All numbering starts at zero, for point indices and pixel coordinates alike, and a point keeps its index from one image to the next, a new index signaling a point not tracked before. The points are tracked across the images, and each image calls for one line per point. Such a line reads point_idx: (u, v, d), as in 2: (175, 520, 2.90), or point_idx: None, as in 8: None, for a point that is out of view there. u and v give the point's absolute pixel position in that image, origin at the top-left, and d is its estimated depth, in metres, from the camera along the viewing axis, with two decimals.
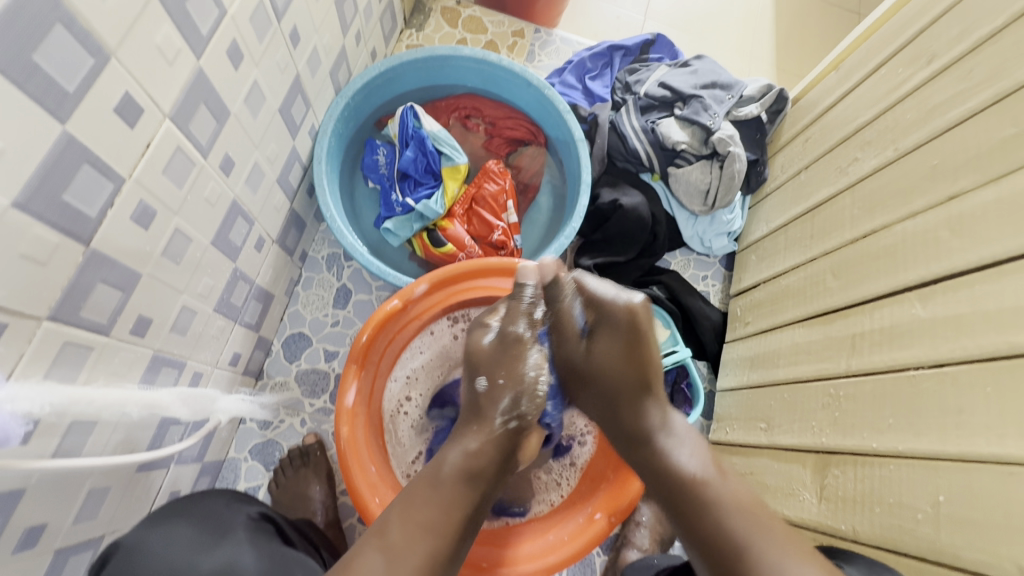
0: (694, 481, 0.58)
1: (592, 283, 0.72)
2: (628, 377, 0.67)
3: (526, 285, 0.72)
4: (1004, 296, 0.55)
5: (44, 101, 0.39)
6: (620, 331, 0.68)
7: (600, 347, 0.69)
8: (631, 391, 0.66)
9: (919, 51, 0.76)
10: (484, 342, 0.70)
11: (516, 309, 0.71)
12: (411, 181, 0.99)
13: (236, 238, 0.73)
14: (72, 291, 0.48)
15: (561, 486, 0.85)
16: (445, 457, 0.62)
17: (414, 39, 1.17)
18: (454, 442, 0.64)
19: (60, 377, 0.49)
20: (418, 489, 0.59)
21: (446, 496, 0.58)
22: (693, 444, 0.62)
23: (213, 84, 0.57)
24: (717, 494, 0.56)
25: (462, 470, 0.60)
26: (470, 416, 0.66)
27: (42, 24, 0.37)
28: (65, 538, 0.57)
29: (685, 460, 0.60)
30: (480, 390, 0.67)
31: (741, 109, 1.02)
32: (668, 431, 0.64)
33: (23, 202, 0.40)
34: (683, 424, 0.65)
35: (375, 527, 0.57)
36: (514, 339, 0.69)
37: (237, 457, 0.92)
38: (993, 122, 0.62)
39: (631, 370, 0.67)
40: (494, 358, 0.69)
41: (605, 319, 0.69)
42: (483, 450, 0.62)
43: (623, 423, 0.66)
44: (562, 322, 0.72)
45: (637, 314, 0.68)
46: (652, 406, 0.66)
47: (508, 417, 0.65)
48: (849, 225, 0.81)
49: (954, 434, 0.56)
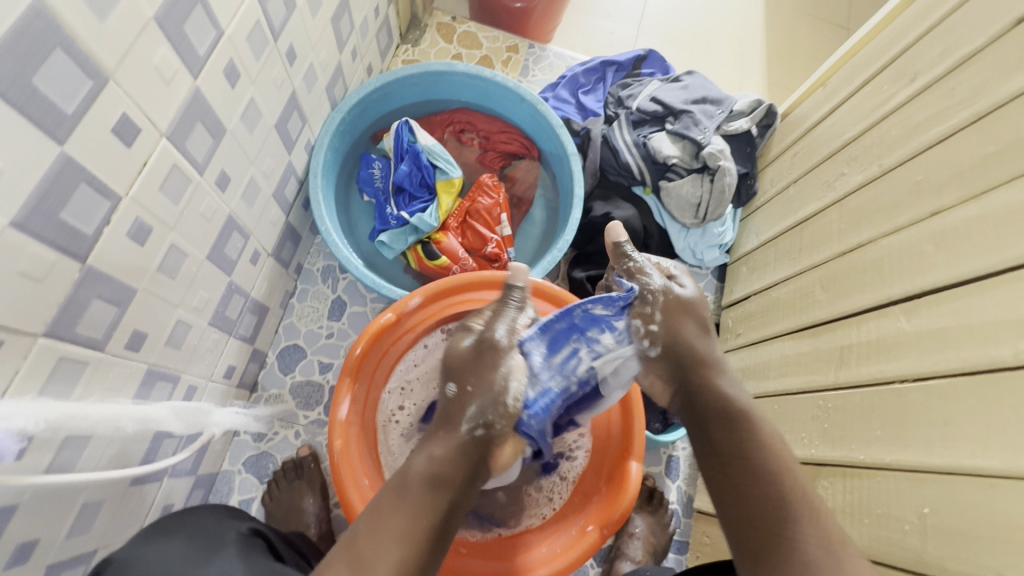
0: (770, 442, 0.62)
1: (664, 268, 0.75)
2: (696, 356, 0.69)
3: (515, 287, 0.75)
4: (986, 311, 0.56)
5: (44, 123, 0.40)
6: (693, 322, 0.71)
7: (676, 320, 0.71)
8: (701, 368, 0.69)
9: (903, 69, 0.77)
10: (463, 345, 0.71)
11: (499, 313, 0.73)
12: (406, 194, 1.00)
13: (232, 252, 0.74)
14: (69, 307, 0.48)
15: (553, 501, 0.85)
16: (411, 466, 0.62)
17: (410, 54, 1.19)
18: (421, 451, 0.64)
19: (55, 393, 0.50)
20: (384, 501, 0.59)
21: (413, 504, 0.58)
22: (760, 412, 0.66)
23: (211, 103, 0.59)
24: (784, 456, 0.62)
25: (428, 476, 0.61)
26: (440, 422, 0.67)
27: (43, 48, 0.38)
28: (57, 553, 0.57)
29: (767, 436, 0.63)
30: (450, 396, 0.68)
31: (731, 124, 1.03)
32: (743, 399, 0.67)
33: (22, 222, 0.41)
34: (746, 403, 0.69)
35: (342, 543, 0.56)
36: (490, 345, 0.69)
37: (231, 470, 0.92)
38: (974, 140, 0.63)
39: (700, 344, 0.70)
40: (467, 364, 0.69)
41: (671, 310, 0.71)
42: (447, 455, 0.63)
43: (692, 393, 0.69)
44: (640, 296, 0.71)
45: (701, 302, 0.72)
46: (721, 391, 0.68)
47: (474, 425, 0.65)
48: (837, 238, 0.82)
49: (939, 446, 0.57)
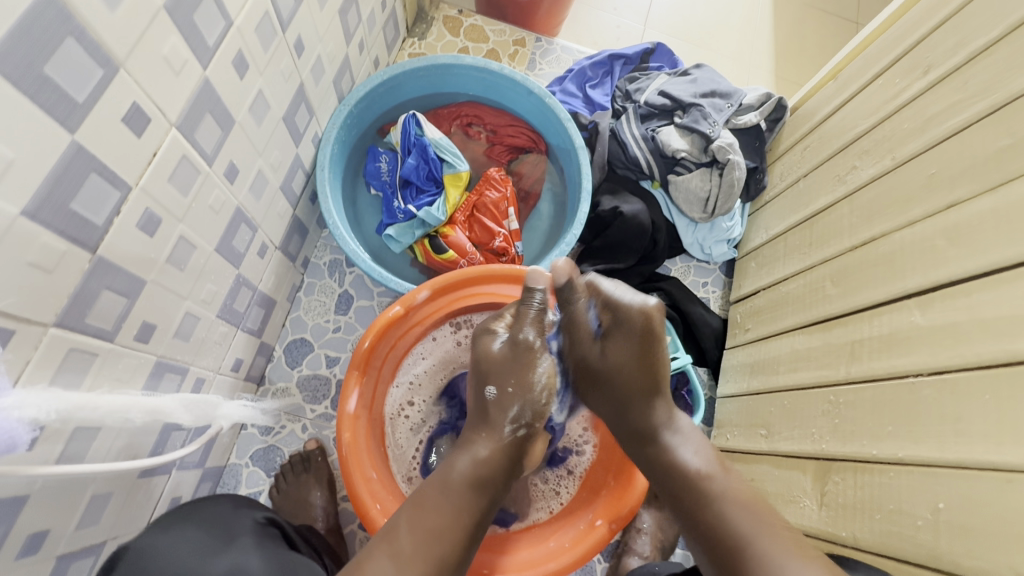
0: (697, 474, 0.60)
1: (607, 286, 0.71)
2: (639, 381, 0.68)
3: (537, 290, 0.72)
4: (1001, 304, 0.55)
5: (54, 112, 0.40)
6: (633, 334, 0.68)
7: (614, 350, 0.69)
8: (640, 393, 0.67)
9: (915, 62, 0.77)
10: (493, 349, 0.70)
11: (524, 315, 0.71)
12: (413, 188, 1.00)
13: (240, 245, 0.74)
14: (79, 297, 0.48)
15: (559, 494, 0.85)
16: (453, 465, 0.63)
17: (417, 47, 1.18)
18: (463, 450, 0.64)
19: (66, 383, 0.50)
20: (428, 493, 0.60)
21: (456, 501, 0.59)
22: (694, 440, 0.65)
23: (220, 94, 0.58)
24: (719, 487, 0.58)
25: (471, 477, 0.61)
26: (478, 421, 0.68)
27: (53, 36, 0.38)
28: (68, 544, 0.57)
29: (689, 457, 0.62)
30: (489, 397, 0.68)
31: (740, 117, 1.03)
32: (672, 428, 0.66)
33: (32, 211, 0.41)
34: (688, 424, 0.67)
35: (383, 533, 0.56)
36: (525, 348, 0.70)
37: (238, 463, 0.92)
38: (989, 132, 0.63)
39: (641, 371, 0.68)
40: (504, 364, 0.69)
41: (619, 320, 0.69)
42: (492, 456, 0.64)
43: (629, 423, 0.68)
44: (577, 323, 0.72)
45: (653, 320, 0.67)
46: (660, 408, 0.67)
47: (518, 425, 0.67)
48: (848, 232, 0.81)
49: (953, 442, 0.56)
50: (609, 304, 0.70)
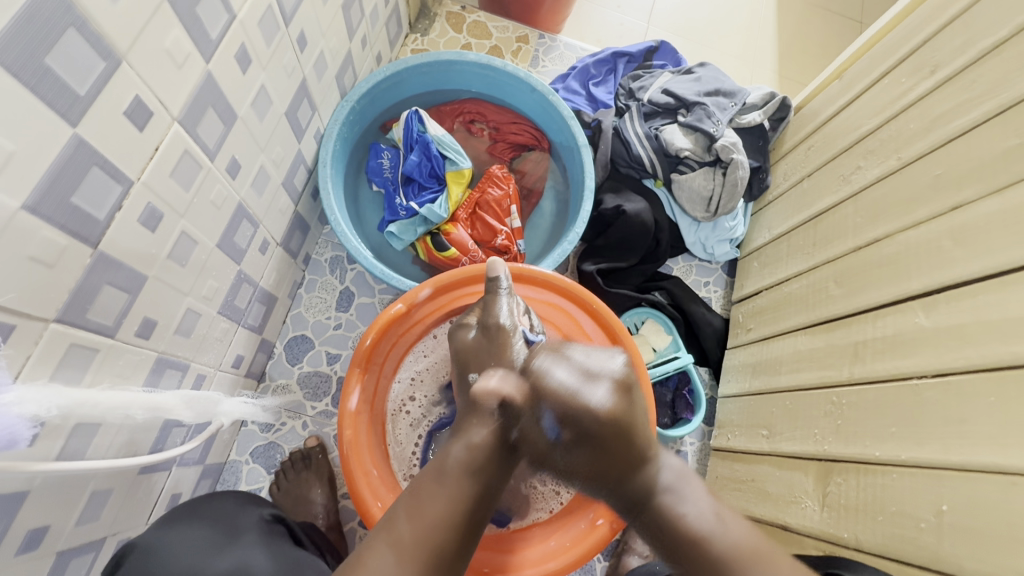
0: (695, 539, 0.53)
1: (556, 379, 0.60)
2: (618, 464, 0.56)
3: (499, 277, 0.76)
4: (1007, 306, 0.55)
5: (55, 105, 0.39)
6: (599, 439, 0.56)
7: (577, 456, 0.58)
8: (620, 472, 0.57)
9: (922, 62, 0.76)
10: (468, 338, 0.74)
11: (493, 301, 0.75)
12: (416, 185, 0.99)
13: (241, 241, 0.73)
14: (79, 293, 0.48)
15: (560, 494, 0.83)
16: (449, 451, 0.61)
17: (419, 43, 1.17)
18: (459, 437, 0.62)
19: (66, 379, 0.49)
20: (424, 484, 0.59)
21: (451, 489, 0.57)
22: (693, 493, 0.56)
23: (222, 88, 0.58)
24: (722, 552, 0.52)
25: (466, 463, 0.59)
26: (468, 411, 0.65)
27: (55, 28, 0.37)
28: (67, 540, 0.57)
29: (689, 517, 0.54)
30: (472, 381, 0.71)
31: (743, 117, 1.03)
32: (662, 486, 0.56)
33: (33, 205, 0.41)
34: (678, 468, 0.58)
35: (383, 523, 0.57)
36: (496, 328, 0.72)
37: (238, 460, 0.92)
38: (997, 133, 0.62)
39: (619, 457, 0.56)
40: (481, 349, 0.72)
41: (583, 429, 0.56)
42: (486, 441, 0.61)
43: (618, 497, 0.58)
44: (532, 439, 0.60)
45: (618, 416, 0.56)
46: (649, 471, 0.57)
47: (507, 405, 0.64)
48: (853, 233, 0.81)
49: (957, 444, 0.56)
50: (568, 412, 0.57)
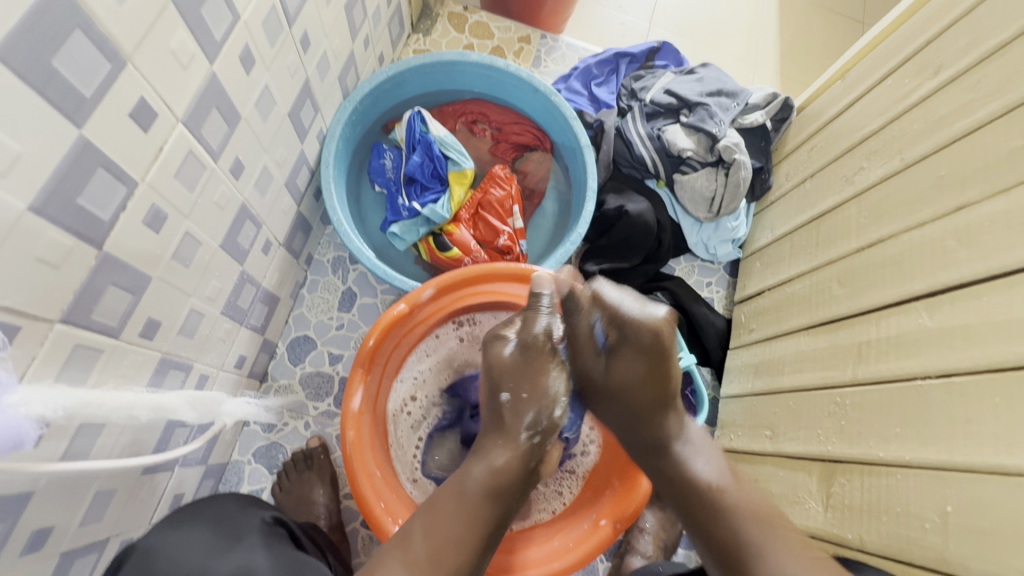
0: (709, 487, 0.60)
1: (611, 294, 0.68)
2: (648, 397, 0.66)
3: (543, 294, 0.71)
4: (1012, 307, 0.55)
5: (62, 106, 0.40)
6: (643, 350, 0.65)
7: (618, 365, 0.67)
8: (651, 407, 0.66)
9: (925, 62, 0.76)
10: (504, 354, 0.67)
11: (532, 318, 0.69)
12: (418, 185, 0.99)
13: (244, 242, 0.73)
14: (85, 293, 0.48)
15: (563, 495, 0.85)
16: (469, 472, 0.61)
17: (421, 44, 1.17)
18: (480, 457, 0.63)
19: (71, 380, 0.49)
20: (443, 500, 0.59)
21: (470, 511, 0.58)
22: (706, 452, 0.64)
23: (226, 89, 0.58)
24: (734, 499, 0.58)
25: (486, 485, 0.60)
26: (494, 429, 0.65)
27: (62, 29, 0.37)
28: (71, 541, 0.57)
29: (701, 470, 0.62)
30: (504, 402, 0.66)
31: (746, 117, 1.03)
32: (684, 439, 0.65)
33: (39, 206, 0.41)
34: (698, 433, 0.67)
35: (396, 540, 0.57)
36: (536, 352, 0.68)
37: (241, 460, 0.92)
38: (1001, 134, 0.62)
39: (650, 389, 0.65)
40: (517, 369, 0.67)
41: (626, 334, 0.66)
42: (510, 465, 0.62)
43: (640, 436, 0.67)
44: (581, 336, 0.70)
45: (662, 331, 0.65)
46: (672, 421, 0.66)
47: (533, 433, 0.64)
48: (856, 233, 0.81)
49: (962, 444, 0.56)
50: (616, 318, 0.67)
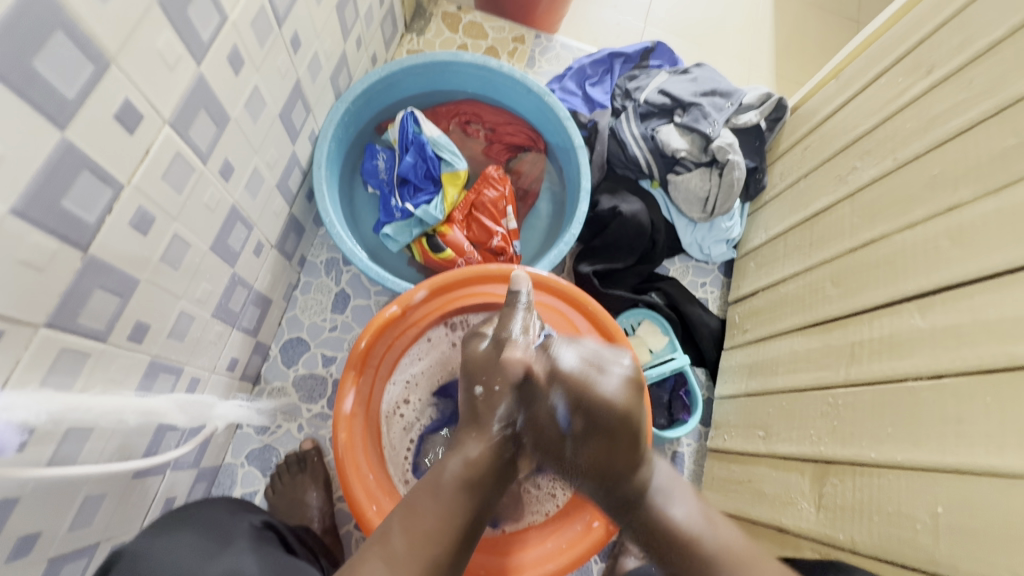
0: (687, 539, 0.58)
1: (568, 364, 0.59)
2: (618, 467, 0.58)
3: (520, 291, 0.69)
4: (1003, 307, 0.55)
5: (44, 107, 0.39)
6: (608, 433, 0.57)
7: (586, 449, 0.58)
8: (617, 478, 0.58)
9: (919, 61, 0.76)
10: (479, 349, 0.66)
11: (510, 314, 0.67)
12: (411, 186, 0.99)
13: (235, 244, 0.73)
14: (71, 296, 0.47)
15: (555, 497, 0.83)
16: (444, 466, 0.60)
17: (415, 44, 1.17)
18: (454, 450, 0.61)
19: (57, 384, 0.49)
20: (420, 497, 0.58)
21: (445, 505, 0.57)
22: (682, 496, 0.61)
23: (214, 90, 0.57)
24: (712, 549, 0.57)
25: (462, 479, 0.59)
26: (468, 422, 0.63)
27: (42, 30, 0.37)
28: (60, 545, 0.57)
29: (681, 516, 0.59)
30: (477, 396, 0.63)
31: (740, 117, 1.02)
32: (655, 488, 0.60)
33: (22, 209, 0.40)
34: (669, 473, 0.62)
35: (376, 536, 0.57)
36: (509, 344, 0.64)
37: (233, 462, 0.92)
38: (994, 133, 0.62)
39: (621, 459, 0.58)
40: (489, 364, 0.63)
41: (593, 420, 0.57)
42: (484, 457, 0.60)
43: (610, 496, 0.60)
44: (541, 420, 0.59)
45: (632, 410, 0.57)
46: (643, 474, 0.60)
47: (508, 424, 0.61)
48: (849, 234, 0.81)
49: (954, 445, 0.56)
50: (581, 401, 0.57)
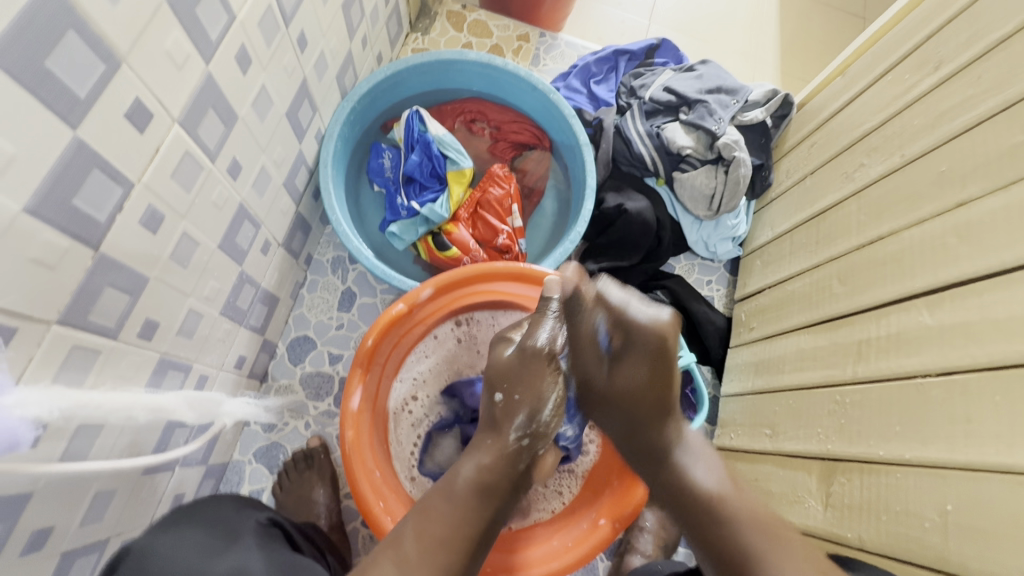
0: (711, 499, 0.58)
1: (614, 296, 0.66)
2: (650, 401, 0.64)
3: (551, 298, 0.71)
4: (1012, 304, 0.55)
5: (56, 106, 0.39)
6: (646, 355, 0.63)
7: (623, 370, 0.65)
8: (651, 414, 0.64)
9: (926, 57, 0.76)
10: (504, 355, 0.68)
11: (538, 322, 0.70)
12: (417, 185, 0.99)
13: (243, 242, 0.73)
14: (81, 295, 0.48)
15: (562, 495, 0.84)
16: (458, 472, 0.61)
17: (420, 43, 1.17)
18: (469, 455, 0.63)
19: (68, 381, 0.49)
20: (433, 500, 0.59)
21: (458, 508, 0.58)
22: (706, 461, 0.62)
23: (222, 89, 0.58)
24: (735, 511, 0.56)
25: (475, 485, 0.60)
26: (487, 429, 0.66)
27: (54, 29, 0.37)
28: (71, 541, 0.57)
29: (702, 476, 0.60)
30: (496, 404, 0.66)
31: (746, 114, 1.02)
32: (682, 446, 0.63)
33: (34, 208, 0.41)
34: (697, 438, 0.65)
35: (387, 540, 0.57)
36: (533, 353, 0.67)
37: (241, 460, 0.92)
38: (1002, 129, 0.62)
39: (654, 391, 0.64)
40: (514, 371, 0.67)
41: (630, 338, 0.64)
42: (497, 464, 0.62)
43: (637, 442, 0.66)
44: (585, 338, 0.68)
45: (667, 338, 0.63)
46: (671, 428, 0.64)
47: (523, 433, 0.64)
48: (856, 231, 0.81)
49: (963, 442, 0.56)
50: (619, 322, 0.65)
